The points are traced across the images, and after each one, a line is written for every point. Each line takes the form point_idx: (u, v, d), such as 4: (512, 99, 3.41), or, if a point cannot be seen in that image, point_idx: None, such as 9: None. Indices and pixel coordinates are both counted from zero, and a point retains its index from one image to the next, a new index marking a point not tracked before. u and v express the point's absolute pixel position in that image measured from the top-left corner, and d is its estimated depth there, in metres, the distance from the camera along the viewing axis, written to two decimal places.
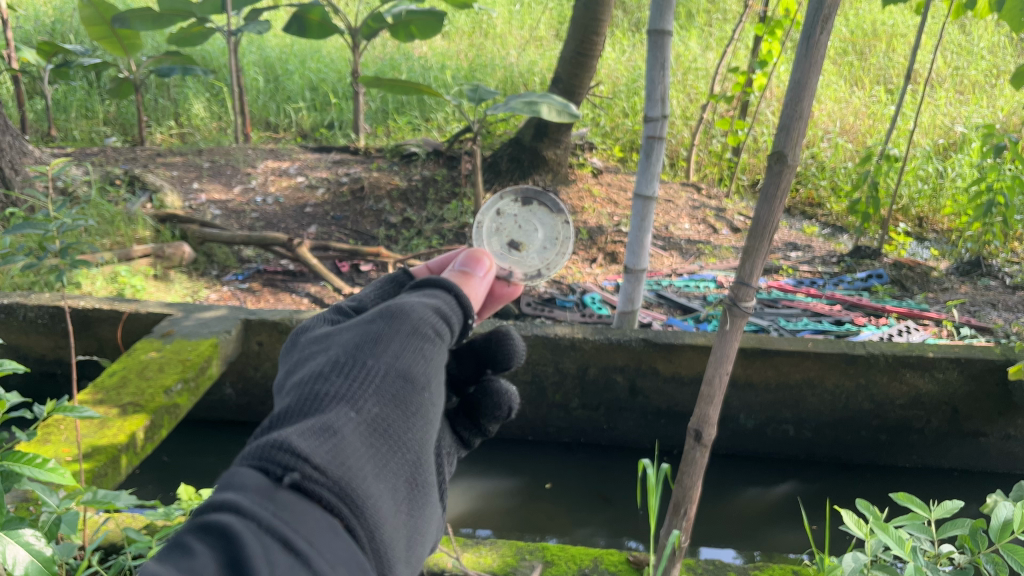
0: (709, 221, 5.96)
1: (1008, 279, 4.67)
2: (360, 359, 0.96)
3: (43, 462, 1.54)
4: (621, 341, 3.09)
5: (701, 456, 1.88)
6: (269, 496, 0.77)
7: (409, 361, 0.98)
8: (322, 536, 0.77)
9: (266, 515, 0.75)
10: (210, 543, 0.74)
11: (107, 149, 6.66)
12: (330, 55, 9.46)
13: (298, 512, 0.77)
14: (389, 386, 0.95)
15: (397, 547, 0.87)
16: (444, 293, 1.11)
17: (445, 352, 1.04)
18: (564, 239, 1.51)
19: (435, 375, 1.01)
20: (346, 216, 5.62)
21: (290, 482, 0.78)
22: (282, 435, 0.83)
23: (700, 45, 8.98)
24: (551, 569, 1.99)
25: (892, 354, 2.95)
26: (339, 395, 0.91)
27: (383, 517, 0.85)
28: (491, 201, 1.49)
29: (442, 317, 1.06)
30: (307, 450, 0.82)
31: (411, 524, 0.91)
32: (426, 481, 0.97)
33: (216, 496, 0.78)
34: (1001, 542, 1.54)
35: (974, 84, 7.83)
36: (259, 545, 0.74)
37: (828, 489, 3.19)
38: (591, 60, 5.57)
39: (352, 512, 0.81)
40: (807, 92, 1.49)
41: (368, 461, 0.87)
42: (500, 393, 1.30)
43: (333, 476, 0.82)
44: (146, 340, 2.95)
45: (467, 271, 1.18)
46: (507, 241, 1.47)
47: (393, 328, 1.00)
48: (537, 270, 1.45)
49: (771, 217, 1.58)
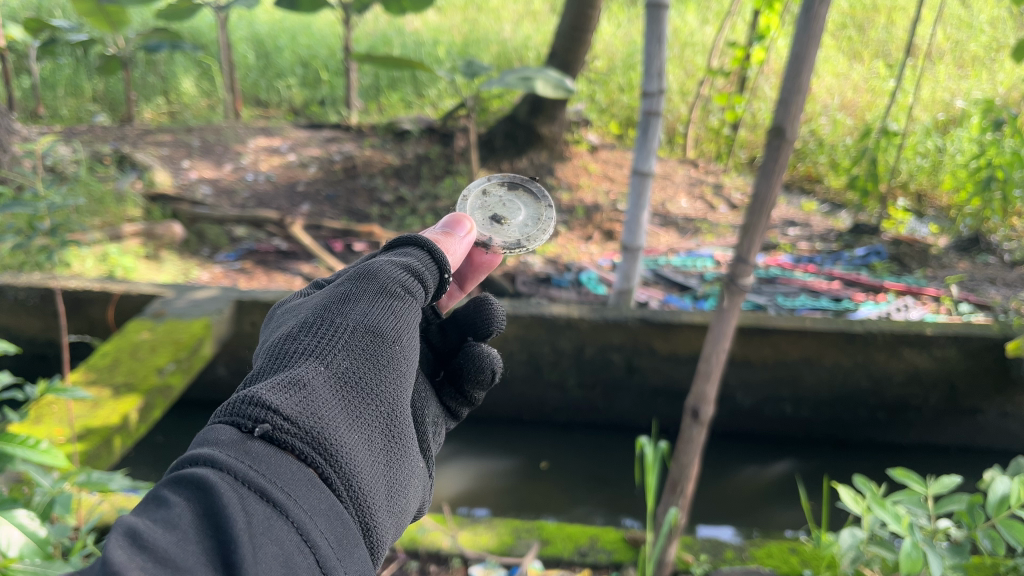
0: (707, 198, 5.91)
1: (1007, 255, 4.64)
2: (328, 317, 0.95)
3: (35, 442, 1.48)
4: (618, 320, 3.05)
5: (698, 434, 1.83)
6: (241, 449, 0.75)
7: (379, 317, 0.97)
8: (296, 486, 0.76)
9: (243, 467, 0.73)
10: (187, 495, 0.70)
11: (95, 127, 6.51)
12: (322, 30, 9.25)
13: (271, 463, 0.76)
14: (359, 341, 0.93)
15: (376, 496, 0.87)
16: (418, 251, 1.10)
17: (417, 309, 1.03)
18: (546, 221, 1.43)
19: (408, 331, 1.00)
20: (339, 194, 5.52)
21: (260, 433, 0.77)
22: (251, 389, 0.82)
23: (698, 19, 8.83)
24: (548, 549, 1.97)
25: (890, 331, 2.93)
26: (309, 351, 0.90)
27: (359, 468, 0.85)
28: (477, 181, 1.46)
29: (414, 275, 1.04)
30: (277, 402, 0.80)
31: (390, 475, 0.91)
32: (404, 435, 0.96)
33: (191, 451, 0.75)
34: (998, 518, 1.51)
35: (973, 59, 7.74)
36: (237, 496, 0.71)
37: (825, 465, 3.19)
38: (588, 34, 5.45)
39: (326, 462, 0.81)
40: (807, 64, 1.42)
41: (341, 413, 0.86)
42: (481, 356, 1.26)
43: (305, 427, 0.80)
44: (137, 321, 2.89)
45: (449, 232, 1.19)
46: (489, 214, 1.40)
47: (360, 288, 0.99)
48: (516, 241, 1.35)
49: (770, 193, 1.52)
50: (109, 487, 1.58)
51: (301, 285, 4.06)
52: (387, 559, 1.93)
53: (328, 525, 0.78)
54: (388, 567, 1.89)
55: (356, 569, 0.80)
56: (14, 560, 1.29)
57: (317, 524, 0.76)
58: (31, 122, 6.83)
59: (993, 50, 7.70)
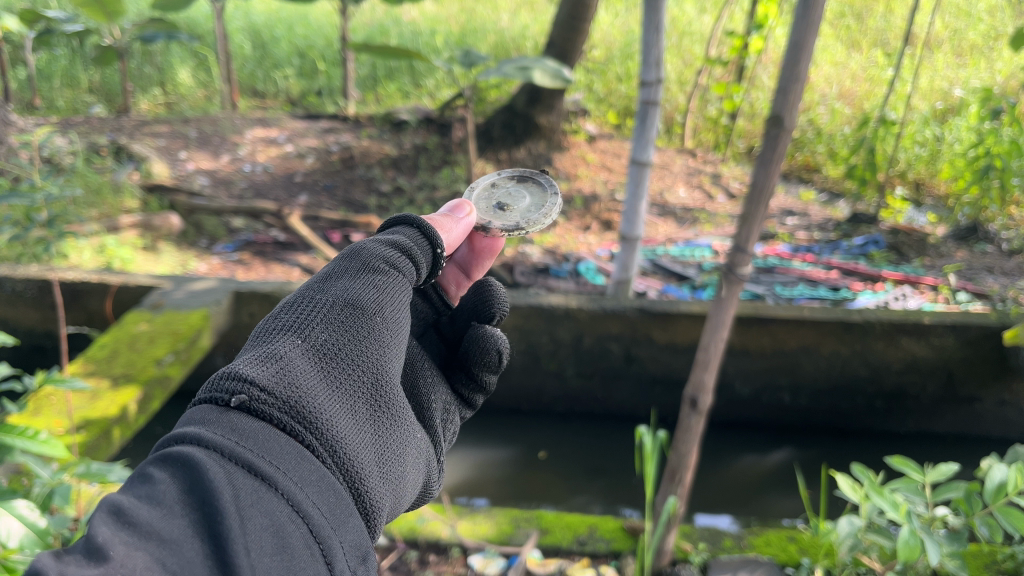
0: (704, 187, 5.90)
1: (1005, 244, 4.63)
2: (309, 296, 0.96)
3: (34, 434, 1.48)
4: (616, 310, 3.05)
5: (696, 422, 1.84)
6: (222, 423, 0.75)
7: (358, 291, 0.99)
8: (281, 456, 0.76)
9: (229, 443, 0.73)
10: (172, 472, 0.69)
11: (92, 118, 6.47)
12: (319, 20, 9.19)
13: (253, 434, 0.76)
14: (339, 314, 0.95)
15: (366, 464, 0.87)
16: (408, 229, 1.13)
17: (400, 283, 1.04)
18: (551, 208, 1.37)
19: (390, 303, 1.01)
20: (336, 184, 5.50)
21: (238, 404, 0.77)
22: (230, 365, 0.82)
23: (697, 8, 8.78)
24: (546, 537, 1.98)
25: (888, 320, 2.93)
26: (289, 327, 0.91)
27: (344, 436, 0.85)
28: (488, 176, 1.49)
29: (402, 252, 1.07)
30: (256, 374, 0.80)
31: (379, 444, 0.91)
32: (392, 406, 0.97)
33: (176, 430, 0.75)
34: (996, 505, 1.52)
35: (972, 47, 7.70)
36: (224, 472, 0.71)
37: (823, 454, 3.20)
38: (585, 24, 5.41)
39: (310, 431, 0.81)
40: (806, 52, 1.41)
41: (321, 384, 0.86)
42: (486, 337, 1.27)
43: (283, 397, 0.80)
44: (136, 312, 2.89)
45: (448, 214, 1.23)
46: (493, 203, 1.40)
47: (343, 267, 1.02)
48: (515, 224, 1.32)
49: (767, 183, 1.52)
50: (108, 478, 1.59)
51: (298, 277, 4.05)
52: (387, 549, 1.94)
53: (320, 495, 0.78)
54: (387, 556, 1.91)
55: (351, 537, 0.80)
56: (15, 550, 1.29)
57: (308, 494, 0.76)
58: (27, 113, 6.78)
59: (992, 39, 7.66)
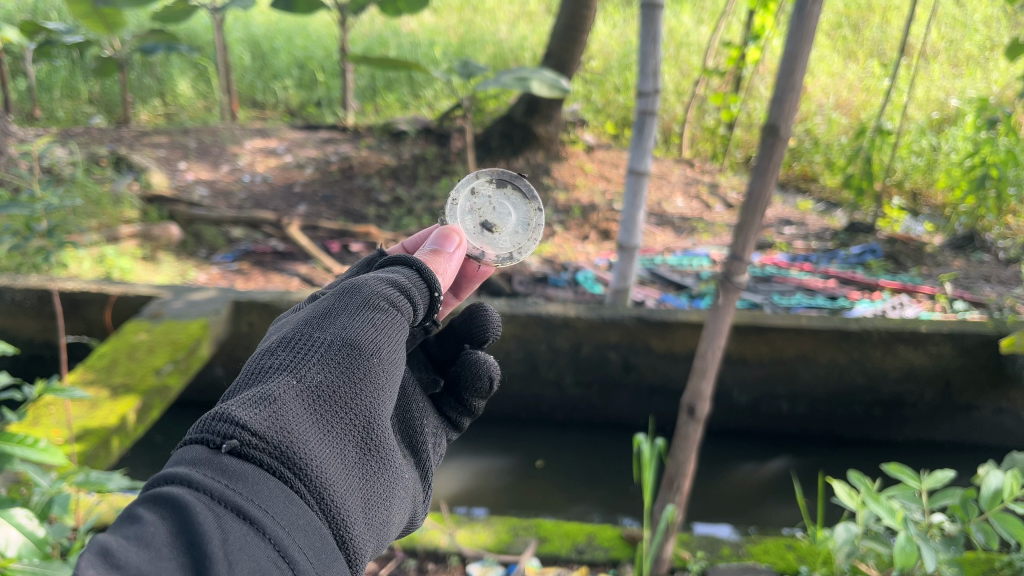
0: (702, 197, 5.93)
1: (1002, 253, 4.66)
2: (306, 333, 0.97)
3: (33, 442, 1.48)
4: (615, 319, 3.06)
5: (694, 430, 1.84)
6: (212, 465, 0.76)
7: (356, 330, 0.99)
8: (271, 499, 0.77)
9: (218, 485, 0.74)
10: (161, 513, 0.71)
11: (92, 129, 6.50)
12: (318, 31, 9.27)
13: (243, 477, 0.77)
14: (335, 355, 0.95)
15: (352, 510, 0.88)
16: (406, 269, 1.13)
17: (400, 322, 1.04)
18: (535, 226, 1.46)
19: (387, 344, 1.01)
20: (336, 195, 5.51)
21: (229, 449, 0.78)
22: (222, 406, 0.83)
23: (693, 19, 8.86)
24: (545, 546, 1.98)
25: (885, 329, 2.95)
26: (282, 368, 0.91)
27: (332, 481, 0.87)
28: (467, 179, 1.42)
29: (401, 290, 1.07)
30: (248, 418, 0.81)
31: (366, 487, 0.93)
32: (382, 447, 0.97)
33: (167, 469, 0.76)
34: (991, 511, 1.52)
35: (968, 58, 7.78)
36: (212, 515, 0.72)
37: (821, 462, 3.21)
38: (582, 35, 5.46)
39: (298, 477, 0.82)
40: (801, 63, 1.43)
41: (312, 427, 0.87)
42: (477, 363, 1.28)
43: (273, 441, 0.81)
44: (135, 322, 2.90)
45: (438, 251, 1.21)
46: (480, 222, 1.40)
47: (342, 303, 1.02)
48: (507, 253, 1.40)
49: (764, 192, 1.53)
50: (108, 487, 1.59)
51: (297, 286, 4.06)
52: (387, 557, 1.93)
53: (307, 539, 0.79)
54: (386, 566, 1.90)
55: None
56: (13, 559, 1.29)
57: (294, 539, 0.77)
58: (26, 124, 6.81)
59: (987, 49, 7.75)
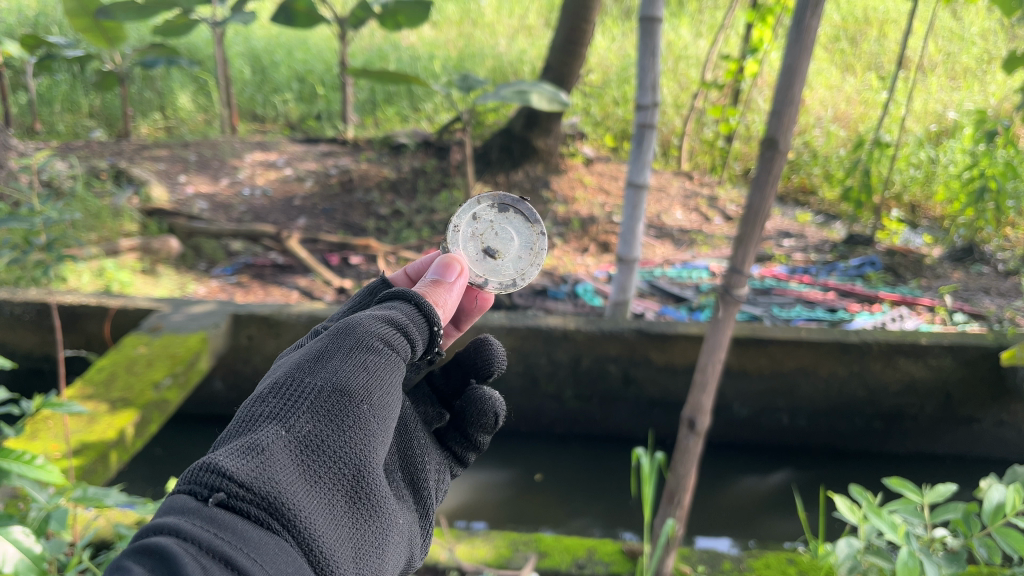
0: (701, 210, 5.94)
1: (1002, 265, 4.68)
2: (298, 378, 0.97)
3: (31, 458, 1.47)
4: (614, 331, 3.06)
5: (694, 444, 1.83)
6: (201, 516, 0.77)
7: (348, 375, 0.98)
8: (257, 548, 0.78)
9: (206, 535, 0.75)
10: (149, 565, 0.71)
11: (92, 143, 6.53)
12: (318, 45, 9.34)
13: (232, 528, 0.77)
14: (326, 402, 0.95)
15: (339, 558, 0.90)
16: (405, 304, 1.11)
17: (394, 362, 1.03)
18: (539, 250, 1.45)
19: (379, 388, 1.00)
20: (336, 207, 5.53)
21: (216, 501, 0.79)
22: (212, 455, 0.84)
23: (691, 33, 8.95)
24: (545, 561, 1.96)
25: (885, 341, 2.95)
26: (272, 416, 0.92)
27: (319, 531, 0.88)
28: (467, 205, 1.42)
29: (397, 328, 1.06)
30: (235, 468, 0.82)
31: (354, 534, 0.94)
32: (374, 493, 0.98)
33: (156, 519, 0.76)
34: (993, 526, 1.52)
35: (965, 70, 7.85)
36: (199, 566, 0.72)
37: (822, 476, 3.19)
38: (581, 49, 5.51)
39: (284, 527, 0.83)
40: (799, 77, 1.44)
41: (299, 478, 0.88)
42: (484, 400, 1.29)
43: (261, 492, 0.83)
44: (134, 335, 2.89)
45: (440, 282, 1.21)
46: (482, 248, 1.40)
47: (336, 344, 1.01)
48: (510, 279, 1.40)
49: (763, 206, 1.54)
50: (106, 502, 1.58)
51: (297, 299, 4.06)
52: None
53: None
54: None
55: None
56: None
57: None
58: (27, 137, 6.85)
59: (984, 62, 7.83)
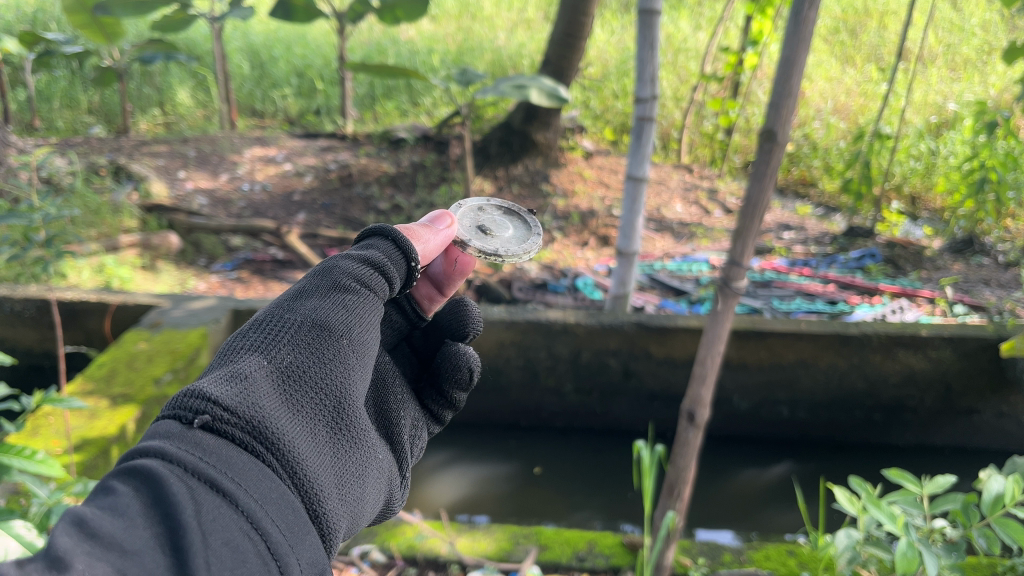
0: (701, 203, 5.94)
1: (1002, 256, 4.67)
2: (277, 315, 0.99)
3: (31, 453, 1.46)
4: (614, 325, 3.06)
5: (694, 436, 1.83)
6: (185, 440, 0.76)
7: (327, 312, 1.01)
8: (243, 473, 0.78)
9: (192, 459, 0.75)
10: (135, 485, 0.71)
11: (92, 140, 6.51)
12: (317, 40, 9.31)
13: (215, 451, 0.77)
14: (307, 335, 0.97)
15: (324, 486, 0.90)
16: (383, 241, 1.15)
17: (372, 302, 1.07)
18: (531, 246, 1.37)
19: (358, 325, 1.03)
20: (335, 203, 5.51)
21: (200, 424, 0.78)
22: (194, 383, 0.83)
23: (691, 25, 8.93)
24: (546, 553, 1.97)
25: (885, 333, 2.95)
26: (254, 347, 0.93)
27: (304, 458, 0.88)
28: (478, 199, 1.50)
29: (375, 269, 1.10)
30: (220, 394, 0.82)
31: (338, 466, 0.94)
32: (355, 427, 0.99)
33: (141, 443, 0.76)
34: (993, 516, 1.51)
35: (965, 61, 7.83)
36: (186, 487, 0.72)
37: (822, 468, 3.19)
38: (580, 42, 5.48)
39: (269, 451, 0.83)
40: (796, 67, 1.43)
41: (282, 405, 0.88)
42: (458, 354, 1.29)
43: (245, 416, 0.82)
44: (135, 331, 2.89)
45: (428, 225, 1.25)
46: (477, 224, 1.41)
47: (314, 285, 1.04)
48: (494, 250, 1.32)
49: (761, 197, 1.53)
50: None
51: None
52: (386, 566, 1.91)
53: (279, 512, 0.80)
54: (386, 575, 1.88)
55: (308, 554, 0.81)
56: None
57: (266, 512, 0.78)
58: (26, 134, 6.85)
59: (985, 53, 7.81)
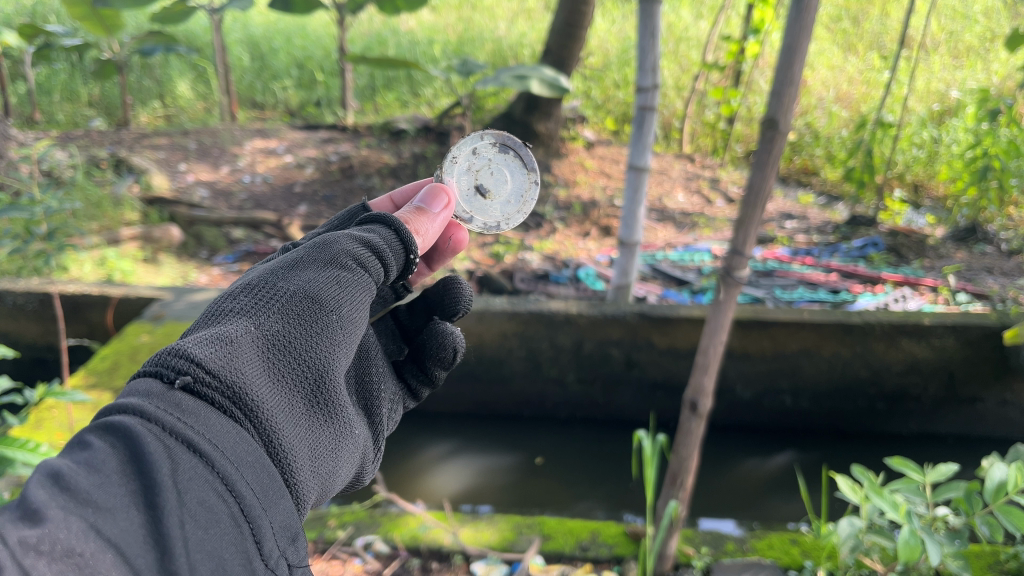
0: (703, 192, 5.92)
1: (1005, 245, 4.65)
2: (270, 283, 0.97)
3: (34, 446, 1.47)
4: (616, 315, 3.07)
5: (696, 426, 1.83)
6: (167, 400, 0.75)
7: (320, 285, 0.99)
8: (219, 436, 0.77)
9: (170, 418, 0.74)
10: (112, 441, 0.71)
11: (92, 132, 6.51)
12: (316, 31, 9.24)
13: (195, 414, 0.76)
14: (297, 306, 0.96)
15: (299, 457, 0.88)
16: (384, 229, 1.14)
17: (367, 281, 1.06)
18: (528, 200, 1.46)
19: (349, 302, 1.02)
20: (336, 194, 5.50)
21: (182, 385, 0.77)
22: (179, 342, 0.82)
23: (693, 14, 8.86)
24: (549, 543, 1.97)
25: (888, 322, 2.95)
26: (244, 312, 0.92)
27: (281, 428, 0.86)
28: (470, 139, 1.42)
29: (373, 251, 1.08)
30: (204, 355, 0.81)
31: (315, 439, 0.93)
32: (337, 401, 0.98)
33: (121, 399, 0.75)
34: (996, 504, 1.51)
35: (968, 49, 7.78)
36: (162, 445, 0.72)
37: (826, 456, 3.18)
38: (581, 31, 5.44)
39: (246, 417, 0.82)
40: (798, 54, 1.42)
41: (264, 373, 0.87)
42: (444, 334, 1.32)
43: (226, 380, 0.81)
44: (137, 324, 2.90)
45: (423, 210, 1.24)
46: (474, 183, 1.41)
47: (310, 258, 1.03)
48: (495, 222, 1.43)
49: (763, 185, 1.52)
50: None
51: None
52: (389, 557, 1.91)
53: (254, 476, 0.79)
54: (389, 565, 1.88)
55: (280, 518, 0.81)
56: None
57: (242, 475, 0.77)
58: (26, 128, 6.83)
59: (988, 40, 7.75)
